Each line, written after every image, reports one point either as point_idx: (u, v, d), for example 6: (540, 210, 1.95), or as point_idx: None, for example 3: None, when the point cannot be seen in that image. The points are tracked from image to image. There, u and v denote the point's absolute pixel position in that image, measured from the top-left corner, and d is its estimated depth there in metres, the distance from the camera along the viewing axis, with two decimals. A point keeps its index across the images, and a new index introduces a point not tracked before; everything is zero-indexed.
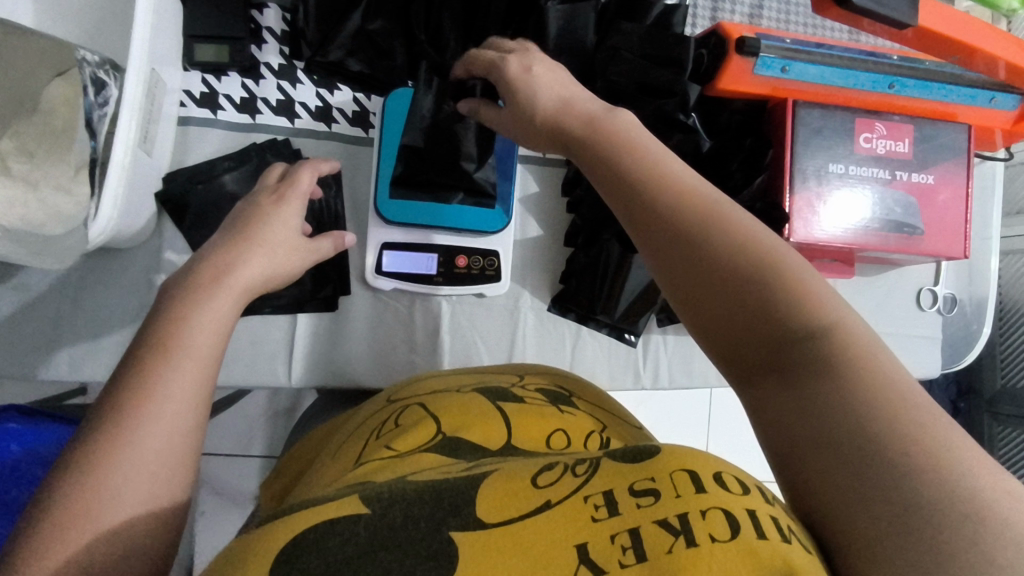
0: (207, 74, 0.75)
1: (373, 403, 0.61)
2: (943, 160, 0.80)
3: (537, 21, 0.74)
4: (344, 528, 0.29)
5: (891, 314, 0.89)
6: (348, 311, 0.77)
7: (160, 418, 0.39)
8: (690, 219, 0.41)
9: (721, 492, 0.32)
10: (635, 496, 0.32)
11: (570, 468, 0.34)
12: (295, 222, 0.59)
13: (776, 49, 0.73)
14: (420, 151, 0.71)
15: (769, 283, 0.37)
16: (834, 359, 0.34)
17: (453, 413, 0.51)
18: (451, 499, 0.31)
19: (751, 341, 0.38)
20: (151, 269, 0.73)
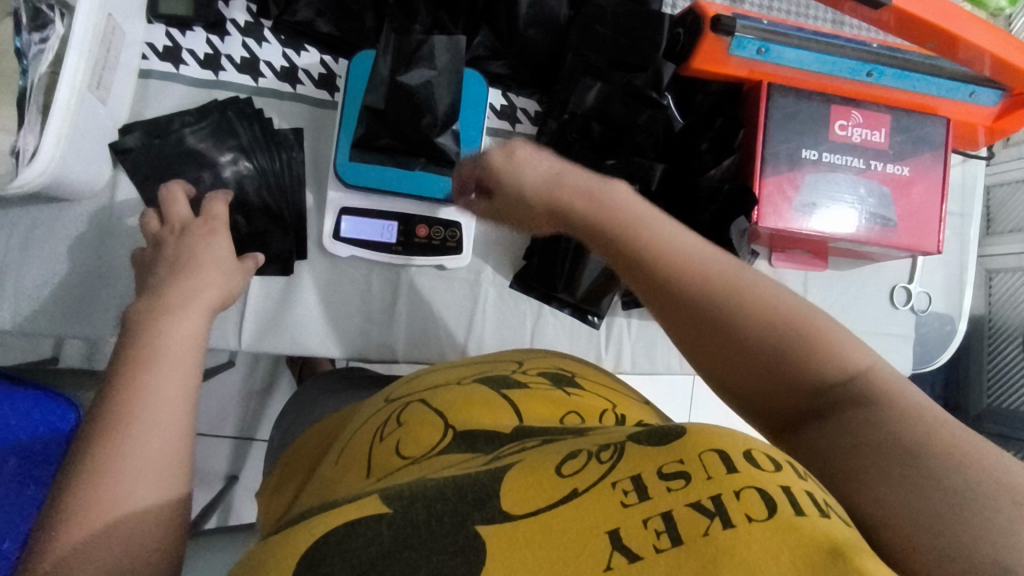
0: (171, 28, 0.73)
1: (370, 406, 0.54)
2: (921, 153, 0.78)
3: None
4: (364, 528, 0.28)
5: (863, 310, 0.87)
6: (303, 277, 0.75)
7: (157, 412, 0.42)
8: (694, 275, 0.40)
9: (754, 471, 0.28)
10: (663, 479, 0.28)
11: (595, 455, 0.31)
12: (221, 245, 0.59)
13: (753, 30, 0.72)
14: (381, 113, 0.69)
15: (792, 327, 0.36)
16: (877, 402, 0.33)
17: (460, 404, 0.47)
18: (474, 494, 0.29)
19: (779, 398, 0.37)
20: (103, 224, 0.71)
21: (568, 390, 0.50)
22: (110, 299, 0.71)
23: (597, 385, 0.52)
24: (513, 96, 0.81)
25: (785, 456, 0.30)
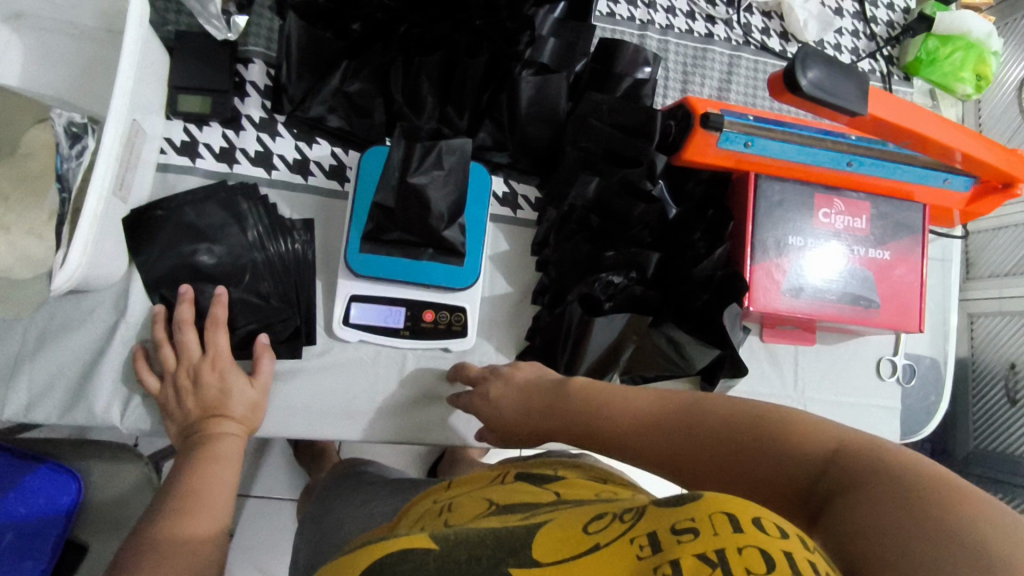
0: (189, 124, 0.77)
1: (420, 504, 0.56)
2: (900, 238, 0.83)
3: (512, 90, 0.78)
4: (414, 556, 0.34)
5: (851, 381, 0.91)
6: (312, 362, 0.77)
7: (222, 463, 0.65)
8: (663, 412, 0.56)
9: (759, 533, 0.30)
10: (676, 534, 0.31)
11: (619, 516, 0.36)
12: (236, 379, 0.70)
13: (739, 126, 0.77)
14: (391, 211, 0.72)
15: (755, 422, 0.49)
16: (861, 473, 0.39)
17: (507, 491, 0.51)
18: (511, 543, 0.34)
19: (807, 493, 0.43)
20: (116, 312, 0.73)
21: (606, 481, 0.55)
22: (122, 384, 0.72)
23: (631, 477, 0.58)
24: (515, 182, 0.84)
25: (793, 526, 0.31)
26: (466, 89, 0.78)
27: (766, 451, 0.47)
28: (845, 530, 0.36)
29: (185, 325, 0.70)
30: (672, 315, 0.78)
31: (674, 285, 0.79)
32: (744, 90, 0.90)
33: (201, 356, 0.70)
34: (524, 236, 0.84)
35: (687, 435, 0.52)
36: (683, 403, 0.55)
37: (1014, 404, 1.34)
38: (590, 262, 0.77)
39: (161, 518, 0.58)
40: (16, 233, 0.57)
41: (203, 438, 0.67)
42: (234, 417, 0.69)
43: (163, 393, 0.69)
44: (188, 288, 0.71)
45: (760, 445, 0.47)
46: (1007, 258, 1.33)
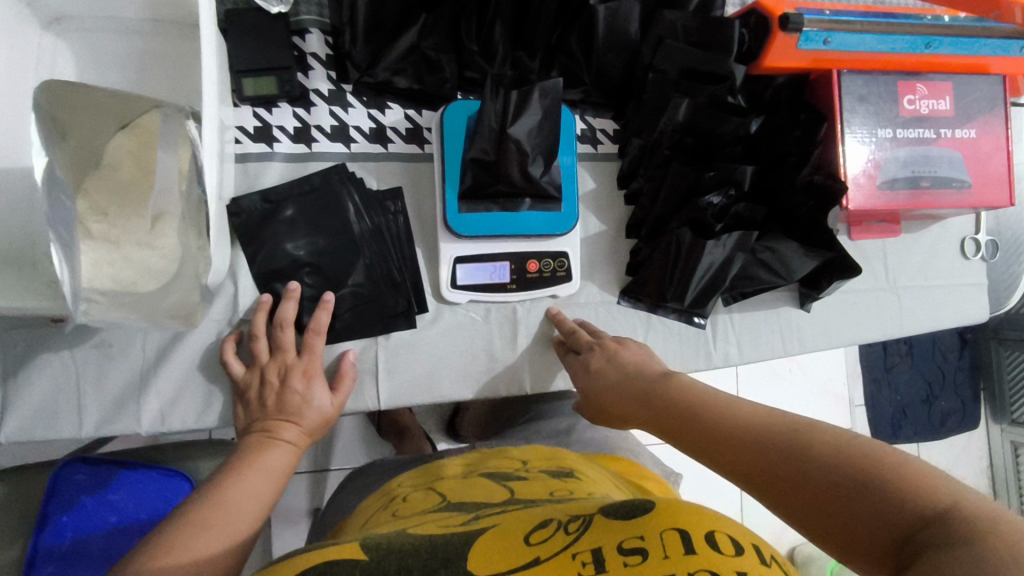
0: (258, 108, 0.74)
1: (381, 496, 0.67)
2: (984, 113, 0.82)
3: (587, 20, 0.75)
4: (342, 568, 0.38)
5: (939, 265, 0.92)
6: (426, 330, 0.77)
7: (272, 459, 0.63)
8: (754, 419, 0.48)
9: (710, 553, 0.37)
10: (623, 556, 0.37)
11: (563, 527, 0.41)
12: (316, 393, 0.69)
13: (817, 23, 0.74)
14: (489, 163, 0.71)
15: (859, 451, 0.40)
16: (960, 537, 0.32)
17: (461, 488, 0.60)
18: (447, 554, 0.39)
19: (894, 550, 0.35)
20: (228, 311, 0.72)
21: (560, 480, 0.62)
22: None
23: (590, 475, 0.65)
24: (591, 118, 0.83)
25: (742, 541, 0.39)
26: (538, 26, 0.74)
27: (849, 492, 0.39)
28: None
29: (286, 326, 0.69)
30: (778, 225, 0.79)
31: (774, 196, 0.79)
32: None
33: (298, 360, 0.69)
34: (609, 171, 0.83)
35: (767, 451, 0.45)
36: (787, 421, 0.46)
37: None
38: (692, 186, 0.76)
39: (223, 501, 0.56)
40: (126, 247, 0.62)
41: (263, 434, 0.65)
42: (301, 426, 0.67)
43: (246, 380, 0.68)
44: (298, 286, 0.70)
45: (842, 483, 0.39)
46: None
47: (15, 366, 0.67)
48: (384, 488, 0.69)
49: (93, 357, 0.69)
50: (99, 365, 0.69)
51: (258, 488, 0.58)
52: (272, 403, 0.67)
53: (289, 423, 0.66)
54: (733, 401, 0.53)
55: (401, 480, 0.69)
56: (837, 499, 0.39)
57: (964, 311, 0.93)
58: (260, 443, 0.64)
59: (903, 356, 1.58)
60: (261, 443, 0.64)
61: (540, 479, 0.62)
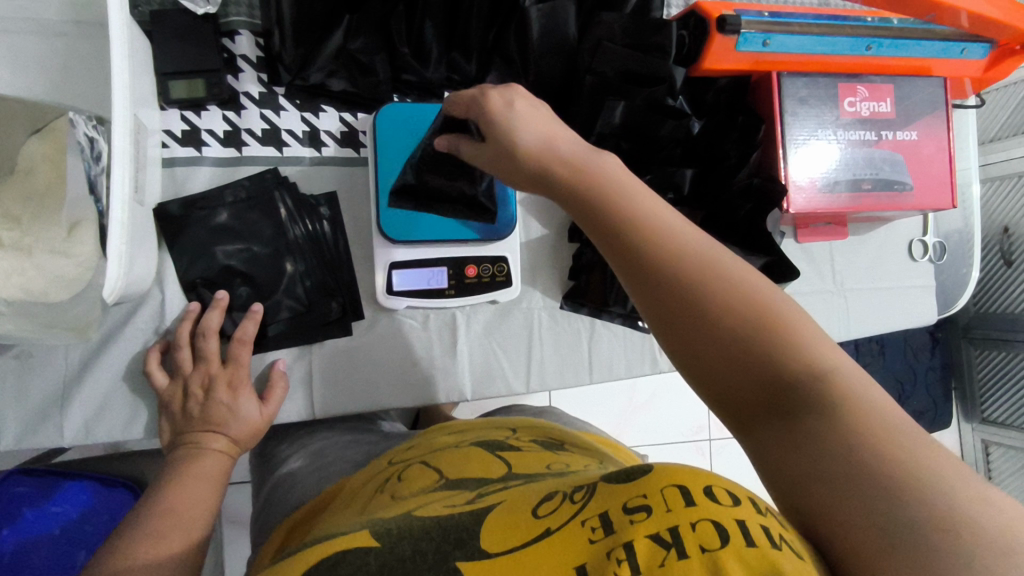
0: (186, 111, 0.72)
1: (374, 468, 0.60)
2: (924, 115, 0.83)
3: (521, 23, 0.73)
4: (354, 559, 0.34)
5: (887, 268, 0.92)
6: (363, 336, 0.76)
7: (198, 472, 0.61)
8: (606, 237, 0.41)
9: (712, 504, 0.30)
10: (627, 514, 0.31)
11: (568, 497, 0.36)
12: (243, 405, 0.67)
13: (756, 24, 0.73)
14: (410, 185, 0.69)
15: (737, 292, 0.36)
16: (844, 412, 0.32)
17: (458, 461, 0.54)
18: (457, 535, 0.35)
19: (768, 400, 0.34)
20: (155, 320, 0.70)
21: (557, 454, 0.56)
22: None
23: (583, 450, 0.59)
24: None
25: (745, 491, 0.32)
26: (471, 29, 0.74)
27: (737, 352, 0.35)
28: (803, 480, 0.31)
29: (210, 335, 0.68)
30: (718, 228, 0.78)
31: (715, 198, 0.78)
32: None
33: (223, 372, 0.68)
34: None
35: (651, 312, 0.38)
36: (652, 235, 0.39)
37: (1010, 264, 1.46)
38: None
39: (142, 521, 0.54)
40: (39, 256, 0.59)
41: (191, 447, 0.63)
42: (229, 434, 0.66)
43: (171, 390, 0.67)
44: (225, 297, 0.69)
45: (738, 347, 0.35)
46: (998, 121, 1.41)
47: None
48: (366, 466, 0.63)
49: (12, 367, 0.67)
50: (18, 375, 0.67)
51: (170, 505, 0.56)
52: (198, 414, 0.66)
53: (216, 434, 0.65)
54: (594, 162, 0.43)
55: (395, 454, 0.62)
56: (731, 378, 0.35)
57: (913, 313, 0.93)
58: (186, 456, 0.63)
59: (875, 356, 1.55)
60: (190, 456, 0.63)
61: (540, 452, 0.56)
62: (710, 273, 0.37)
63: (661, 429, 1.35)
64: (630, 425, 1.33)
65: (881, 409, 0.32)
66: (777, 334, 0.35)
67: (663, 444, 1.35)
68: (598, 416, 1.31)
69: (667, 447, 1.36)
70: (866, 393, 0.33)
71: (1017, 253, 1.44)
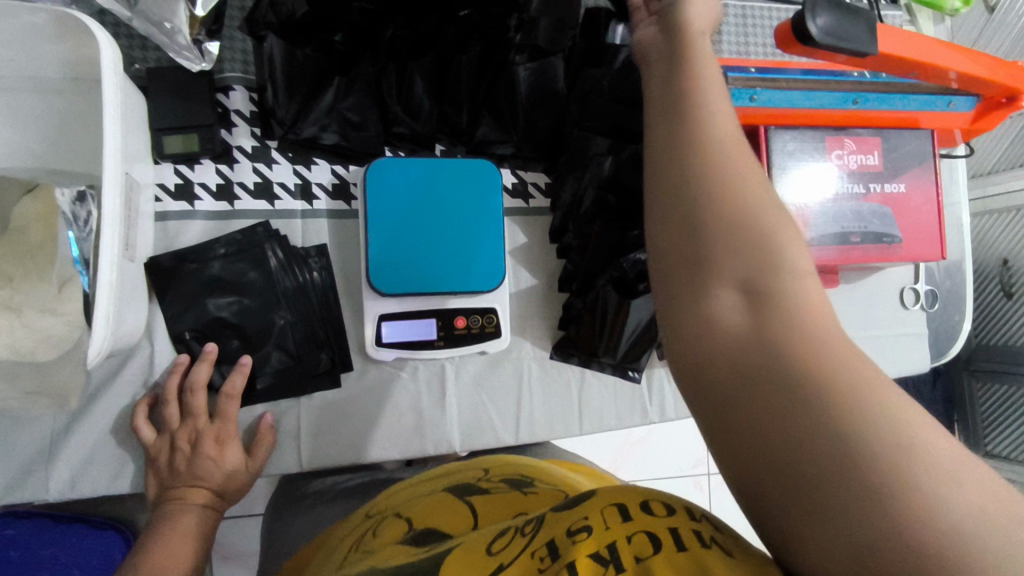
0: (179, 165, 0.73)
1: (352, 522, 0.60)
2: (913, 167, 0.83)
3: (508, 83, 0.75)
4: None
5: (879, 316, 0.92)
6: (352, 386, 0.76)
7: (180, 533, 0.61)
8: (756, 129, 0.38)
9: (644, 518, 0.34)
10: (571, 535, 0.34)
11: (519, 531, 0.39)
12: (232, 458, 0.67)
13: (739, 80, 0.76)
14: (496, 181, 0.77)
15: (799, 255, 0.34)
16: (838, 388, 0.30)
17: (433, 509, 0.55)
18: None
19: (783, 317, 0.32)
20: (144, 372, 0.71)
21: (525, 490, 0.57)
22: None
23: (553, 483, 0.60)
24: (522, 172, 0.83)
25: (678, 501, 0.36)
26: (461, 85, 0.75)
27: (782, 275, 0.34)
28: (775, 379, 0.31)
29: (198, 389, 0.67)
30: None
31: None
32: (736, 39, 0.86)
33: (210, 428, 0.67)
34: (540, 225, 0.83)
35: (677, 173, 0.36)
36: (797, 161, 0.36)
37: (1011, 296, 1.45)
38: (618, 245, 0.75)
39: None
40: (29, 314, 0.59)
41: (175, 503, 0.64)
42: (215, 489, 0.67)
43: (157, 446, 0.67)
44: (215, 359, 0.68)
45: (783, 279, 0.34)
46: (996, 153, 1.41)
47: None
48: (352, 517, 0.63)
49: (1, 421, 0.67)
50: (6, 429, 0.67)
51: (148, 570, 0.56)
52: (183, 469, 0.66)
53: (200, 488, 0.66)
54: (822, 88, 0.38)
55: (371, 508, 0.62)
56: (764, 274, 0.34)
57: (905, 361, 0.92)
58: (170, 514, 0.63)
59: None
60: (174, 515, 0.63)
61: (506, 489, 0.58)
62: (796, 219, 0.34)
63: (660, 466, 1.34)
64: (627, 462, 1.32)
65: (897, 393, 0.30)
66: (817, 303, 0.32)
67: (662, 480, 1.34)
68: (596, 453, 1.30)
69: (666, 484, 1.34)
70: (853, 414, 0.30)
71: (1017, 285, 1.43)
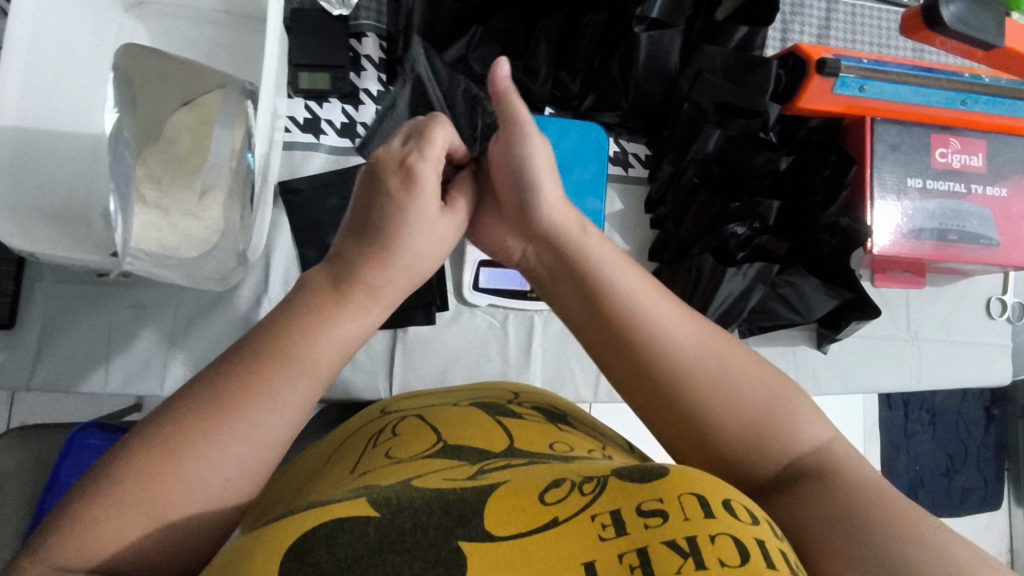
0: (309, 101, 0.78)
1: (369, 415, 0.63)
2: (1016, 173, 0.82)
3: (629, 48, 0.77)
4: (353, 527, 0.30)
5: (963, 321, 0.92)
6: (446, 326, 0.79)
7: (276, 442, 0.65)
8: (663, 375, 0.43)
9: (727, 518, 0.31)
10: (642, 516, 0.31)
11: (578, 486, 0.33)
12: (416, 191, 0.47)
13: (855, 69, 0.74)
14: (644, 112, 0.83)
15: (747, 403, 0.42)
16: (822, 466, 0.40)
17: (455, 420, 0.53)
18: (459, 512, 0.32)
19: (776, 454, 0.41)
20: (258, 290, 0.76)
21: (559, 427, 0.55)
22: None
23: (587, 427, 0.57)
24: (624, 142, 0.86)
25: (762, 512, 0.33)
26: (581, 49, 0.78)
27: (755, 429, 0.41)
28: (795, 496, 0.38)
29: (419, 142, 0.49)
30: (800, 261, 0.82)
31: (799, 232, 0.81)
32: (844, 34, 0.89)
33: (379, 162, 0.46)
34: (637, 193, 0.86)
35: (659, 406, 0.43)
36: (679, 369, 0.42)
37: None
38: (717, 215, 0.79)
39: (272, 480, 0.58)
40: (174, 216, 0.64)
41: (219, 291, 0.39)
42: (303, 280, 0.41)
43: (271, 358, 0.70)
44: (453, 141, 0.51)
45: (751, 427, 0.41)
46: None
47: (53, 318, 0.71)
48: (388, 399, 0.66)
49: (128, 317, 0.73)
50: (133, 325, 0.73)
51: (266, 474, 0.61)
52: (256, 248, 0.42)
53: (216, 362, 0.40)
54: (681, 354, 0.43)
55: (387, 406, 0.64)
56: (752, 444, 0.41)
57: (987, 372, 0.91)
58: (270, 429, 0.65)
59: (926, 425, 1.51)
60: None
61: (540, 420, 0.55)
62: (706, 385, 0.42)
63: None
64: None
65: (818, 412, 0.43)
66: (784, 422, 0.42)
67: None
68: None
69: None
70: (856, 470, 0.39)
71: None
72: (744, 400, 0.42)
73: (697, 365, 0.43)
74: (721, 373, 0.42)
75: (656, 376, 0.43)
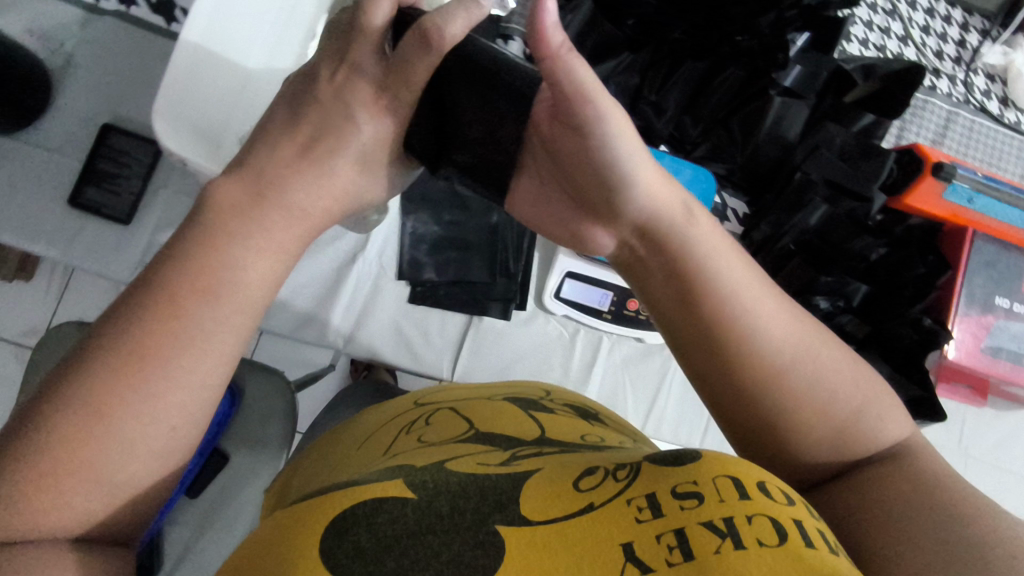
0: None
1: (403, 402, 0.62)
2: None
3: (756, 111, 0.81)
4: (392, 508, 0.33)
5: (1016, 450, 0.91)
6: (518, 325, 0.82)
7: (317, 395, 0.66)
8: (754, 379, 0.45)
9: (762, 498, 0.29)
10: (677, 498, 0.30)
11: (612, 474, 0.34)
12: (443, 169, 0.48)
13: (969, 180, 0.77)
14: (754, 175, 0.86)
15: (833, 407, 0.45)
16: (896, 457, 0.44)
17: (492, 412, 0.54)
18: (496, 497, 0.34)
19: (850, 452, 0.44)
20: (356, 246, 0.79)
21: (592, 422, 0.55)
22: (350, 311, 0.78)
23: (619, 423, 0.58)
24: (727, 196, 0.89)
25: (797, 493, 0.31)
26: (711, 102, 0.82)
27: (837, 429, 0.44)
28: (864, 483, 0.42)
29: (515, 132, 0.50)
30: (877, 348, 0.83)
31: (881, 321, 0.82)
32: (958, 145, 0.90)
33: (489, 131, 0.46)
34: None
35: (745, 404, 0.46)
36: (773, 373, 0.45)
37: None
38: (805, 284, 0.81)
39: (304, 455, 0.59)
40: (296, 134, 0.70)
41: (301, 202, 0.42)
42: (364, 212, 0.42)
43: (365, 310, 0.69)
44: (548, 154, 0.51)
45: (834, 430, 0.44)
46: None
47: (164, 223, 0.76)
48: (436, 386, 0.67)
49: None
50: None
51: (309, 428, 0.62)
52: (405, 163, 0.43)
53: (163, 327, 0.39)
54: (775, 362, 0.45)
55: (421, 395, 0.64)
56: (831, 443, 0.44)
57: None
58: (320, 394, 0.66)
59: None
60: None
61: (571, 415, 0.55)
62: (796, 390, 0.45)
63: None
64: None
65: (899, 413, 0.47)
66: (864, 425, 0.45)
67: None
68: None
69: None
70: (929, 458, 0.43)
71: None
72: (830, 408, 0.45)
73: (790, 370, 0.45)
74: (812, 380, 0.45)
75: (748, 378, 0.45)
